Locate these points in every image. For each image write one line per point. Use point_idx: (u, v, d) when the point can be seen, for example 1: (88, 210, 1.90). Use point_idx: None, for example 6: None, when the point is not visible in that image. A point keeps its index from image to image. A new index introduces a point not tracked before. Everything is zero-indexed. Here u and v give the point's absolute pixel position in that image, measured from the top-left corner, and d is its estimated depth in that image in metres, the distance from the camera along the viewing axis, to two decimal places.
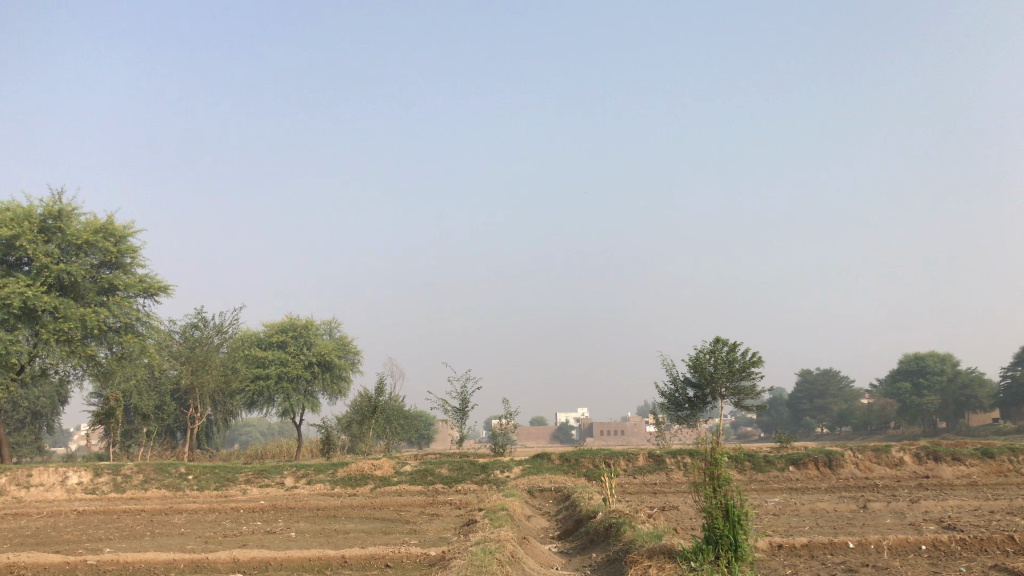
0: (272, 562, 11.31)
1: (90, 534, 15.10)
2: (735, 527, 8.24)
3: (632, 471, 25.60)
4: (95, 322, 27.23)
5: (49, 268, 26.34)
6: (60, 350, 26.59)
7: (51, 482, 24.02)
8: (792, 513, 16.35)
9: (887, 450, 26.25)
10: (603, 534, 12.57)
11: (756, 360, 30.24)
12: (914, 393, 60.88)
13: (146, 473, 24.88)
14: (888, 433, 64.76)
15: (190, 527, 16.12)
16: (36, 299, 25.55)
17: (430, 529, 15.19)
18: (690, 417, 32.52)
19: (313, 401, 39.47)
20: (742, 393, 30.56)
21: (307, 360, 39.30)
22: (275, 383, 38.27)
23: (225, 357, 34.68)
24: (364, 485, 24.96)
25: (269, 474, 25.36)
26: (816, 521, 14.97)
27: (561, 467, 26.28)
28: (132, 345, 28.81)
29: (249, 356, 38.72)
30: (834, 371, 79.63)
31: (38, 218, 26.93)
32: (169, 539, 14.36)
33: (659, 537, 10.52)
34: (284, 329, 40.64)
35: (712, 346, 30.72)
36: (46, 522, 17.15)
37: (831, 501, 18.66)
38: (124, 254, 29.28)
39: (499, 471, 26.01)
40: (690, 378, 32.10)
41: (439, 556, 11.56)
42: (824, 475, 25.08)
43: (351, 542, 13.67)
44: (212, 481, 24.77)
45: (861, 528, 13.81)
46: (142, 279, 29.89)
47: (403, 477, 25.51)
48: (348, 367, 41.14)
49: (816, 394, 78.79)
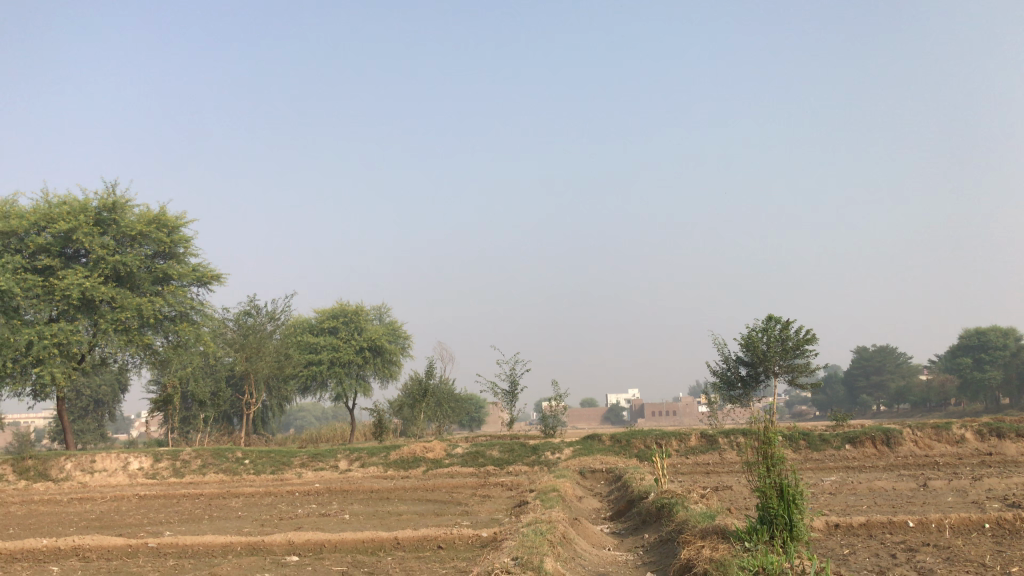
0: (326, 544, 11.43)
1: (151, 517, 15.43)
2: (790, 506, 8.06)
3: (684, 451, 25.39)
4: (151, 311, 27.78)
5: (105, 260, 26.93)
6: (118, 339, 27.20)
7: (113, 468, 24.64)
8: (849, 491, 16.06)
9: (948, 427, 25.62)
10: (655, 514, 12.46)
11: (810, 337, 29.72)
12: (975, 368, 59.43)
13: (204, 458, 25.39)
14: (949, 409, 63.27)
15: (248, 510, 16.41)
16: (94, 290, 26.16)
17: (482, 511, 15.22)
18: (743, 396, 32.14)
19: (365, 385, 39.90)
20: (796, 371, 30.09)
21: (358, 345, 39.69)
22: (328, 368, 38.76)
23: (278, 343, 35.20)
24: (416, 468, 25.17)
25: (323, 458, 25.70)
26: (875, 500, 14.67)
27: (613, 449, 26.15)
28: (187, 333, 29.38)
29: (301, 341, 39.27)
30: (892, 348, 78.02)
31: (93, 211, 27.52)
32: (227, 522, 14.61)
33: (713, 517, 10.37)
34: (335, 315, 41.12)
35: (765, 324, 30.28)
36: (109, 507, 17.60)
37: (890, 479, 18.31)
38: (177, 244, 29.83)
39: (550, 452, 25.98)
40: (742, 357, 31.69)
41: (491, 538, 11.57)
42: (882, 454, 24.59)
43: (404, 524, 13.77)
44: (267, 465, 25.20)
45: (921, 506, 13.49)
46: (195, 268, 30.42)
47: (455, 459, 25.65)
48: (398, 352, 41.43)
49: (872, 370, 77.36)
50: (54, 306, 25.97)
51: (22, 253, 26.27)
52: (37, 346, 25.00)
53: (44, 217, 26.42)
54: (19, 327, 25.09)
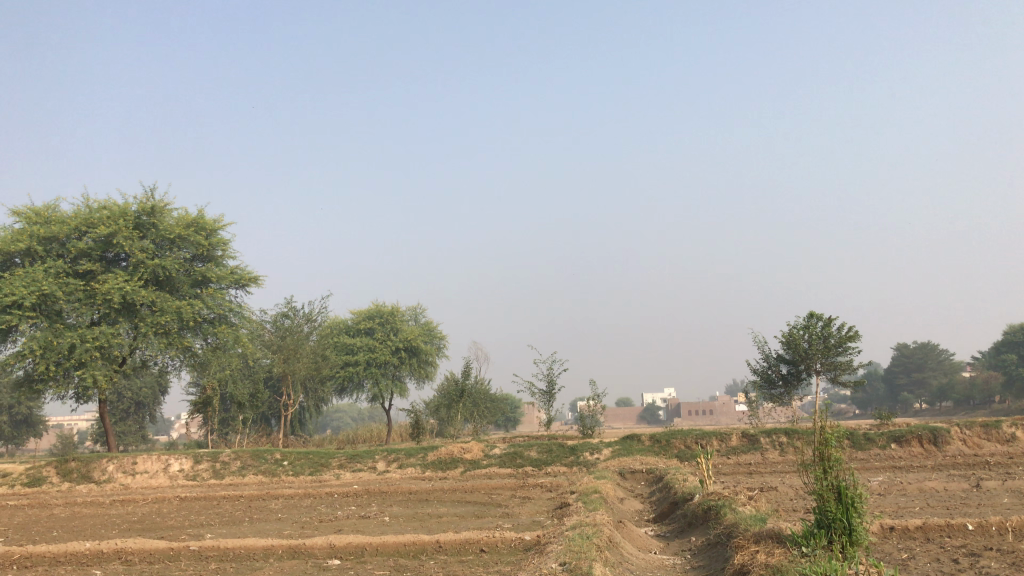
0: (368, 547, 11.31)
1: (192, 520, 15.44)
2: (849, 509, 7.77)
3: (726, 451, 24.98)
4: (190, 314, 27.97)
5: (145, 264, 27.17)
6: (159, 342, 27.40)
7: (155, 469, 24.82)
8: (899, 492, 15.63)
9: (997, 425, 24.92)
10: (702, 517, 12.17)
11: (853, 335, 29.11)
12: (1020, 365, 58.08)
13: (243, 460, 25.47)
14: (994, 407, 61.81)
15: (288, 512, 16.37)
16: (134, 294, 26.39)
17: (523, 513, 15.06)
18: (784, 395, 31.63)
19: (401, 386, 39.88)
20: (838, 369, 29.49)
21: (394, 346, 39.73)
22: (364, 369, 38.82)
23: (314, 345, 35.28)
24: (454, 468, 25.07)
25: (361, 459, 25.67)
26: (927, 501, 14.26)
27: (652, 449, 25.80)
28: (226, 335, 29.59)
29: (338, 342, 39.41)
30: (933, 344, 76.44)
31: (133, 215, 27.77)
32: (268, 524, 14.57)
33: (764, 520, 10.06)
34: (371, 316, 41.23)
35: (806, 321, 29.74)
36: (151, 509, 17.69)
37: (940, 479, 17.82)
38: (215, 247, 30.09)
39: (588, 453, 25.70)
40: (783, 355, 31.14)
41: (534, 541, 11.37)
42: (929, 453, 23.99)
43: (445, 527, 13.62)
44: (306, 466, 25.22)
45: (976, 508, 13.07)
46: (233, 271, 30.67)
47: (492, 460, 25.49)
48: (434, 352, 41.40)
49: (913, 367, 76.11)
50: (95, 309, 26.23)
51: (64, 257, 26.58)
52: (80, 349, 25.29)
53: (84, 221, 26.72)
54: (61, 331, 25.37)
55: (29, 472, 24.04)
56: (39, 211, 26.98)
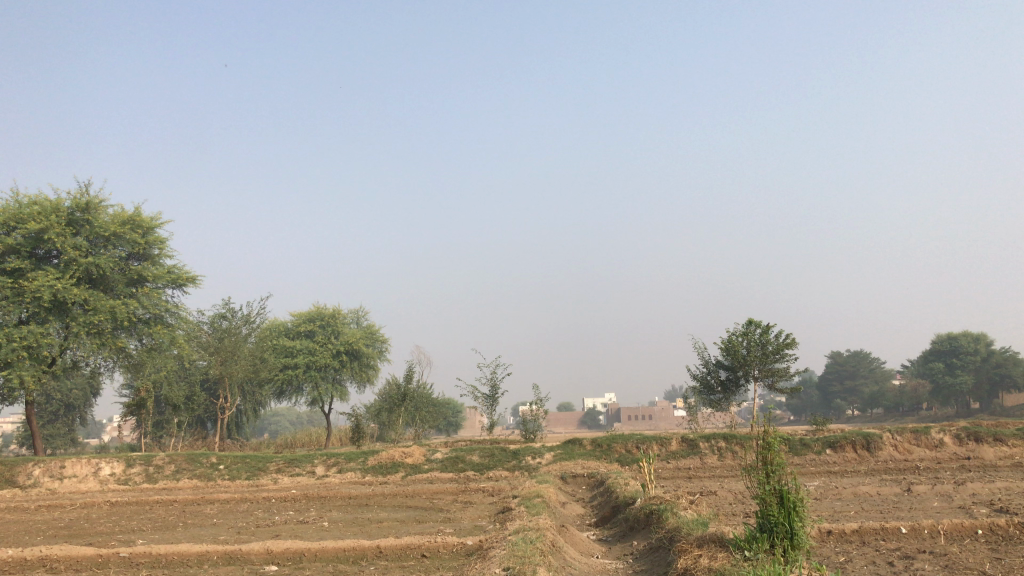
0: (306, 553, 11.06)
1: (123, 525, 14.95)
2: (790, 513, 7.86)
3: (665, 455, 25.19)
4: (125, 314, 27.22)
5: (78, 262, 26.35)
6: (91, 343, 26.58)
7: (84, 474, 24.06)
8: (835, 497, 15.91)
9: (927, 432, 25.60)
10: (643, 521, 12.20)
11: (790, 342, 29.65)
12: (947, 373, 60.01)
13: (178, 464, 24.85)
14: (921, 414, 63.69)
15: (223, 517, 15.99)
16: (66, 292, 25.56)
17: (465, 518, 14.93)
18: (723, 400, 32.03)
19: (341, 390, 39.39)
20: (776, 376, 29.99)
21: (335, 349, 39.23)
22: (304, 372, 38.23)
23: (253, 347, 34.62)
24: (395, 473, 24.81)
25: (300, 463, 25.26)
26: (861, 505, 14.54)
27: (594, 453, 25.91)
28: (162, 336, 28.87)
29: (278, 345, 38.76)
30: (865, 352, 78.45)
31: (66, 211, 26.92)
32: (202, 530, 14.19)
33: (706, 524, 10.11)
34: (312, 318, 40.67)
35: (745, 328, 30.21)
36: (79, 514, 17.13)
37: (873, 484, 18.21)
38: (152, 245, 29.34)
39: (530, 457, 25.69)
40: (722, 361, 31.56)
41: (476, 546, 11.26)
42: (862, 459, 24.52)
43: (386, 532, 13.42)
44: (243, 470, 24.71)
45: (908, 512, 13.38)
46: (170, 270, 29.95)
47: (434, 464, 25.30)
48: (376, 356, 40.99)
49: (846, 375, 77.88)
50: (24, 308, 25.33)
51: None
52: (7, 349, 24.39)
53: (14, 216, 25.82)
54: None
55: None
56: None
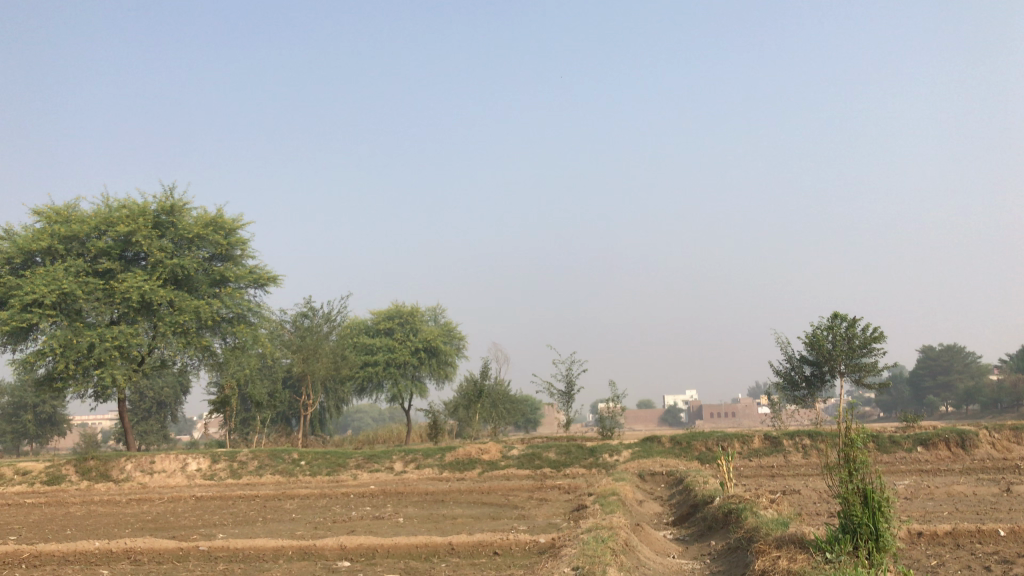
0: (379, 549, 11.07)
1: (205, 519, 15.30)
2: (875, 514, 7.46)
3: (747, 453, 24.58)
4: (208, 313, 27.94)
5: (164, 263, 27.17)
6: (177, 342, 27.36)
7: (172, 469, 24.77)
8: (927, 497, 15.24)
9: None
10: (721, 520, 11.84)
11: (878, 336, 28.59)
12: None
13: (261, 460, 25.38)
14: (1022, 410, 60.80)
15: (302, 513, 16.19)
16: (153, 293, 26.36)
17: (540, 515, 14.77)
18: (807, 397, 31.09)
19: (421, 387, 39.68)
20: (863, 371, 28.94)
21: (413, 346, 39.57)
22: (383, 369, 38.70)
23: (334, 345, 35.16)
24: (472, 469, 24.82)
25: (379, 460, 25.51)
26: (955, 506, 13.84)
27: (673, 451, 25.44)
28: (245, 335, 29.57)
29: (358, 343, 39.29)
30: (959, 346, 75.29)
31: (152, 214, 27.77)
32: (281, 525, 14.39)
33: (787, 525, 9.71)
34: (391, 316, 41.06)
35: (830, 322, 29.25)
36: (165, 508, 17.61)
37: (969, 484, 17.37)
38: (234, 246, 30.08)
39: (607, 454, 25.38)
40: (806, 357, 30.64)
41: (549, 544, 11.09)
42: (957, 457, 23.44)
43: (459, 529, 13.37)
44: (324, 466, 25.08)
45: (1008, 514, 12.68)
46: (252, 270, 30.64)
47: (511, 461, 25.22)
48: (454, 353, 41.21)
49: (939, 370, 74.97)
50: (114, 309, 26.24)
51: (84, 256, 26.62)
52: (99, 349, 25.27)
53: (104, 220, 26.73)
54: (80, 329, 25.39)
55: (48, 470, 24.02)
56: (60, 210, 27.04)
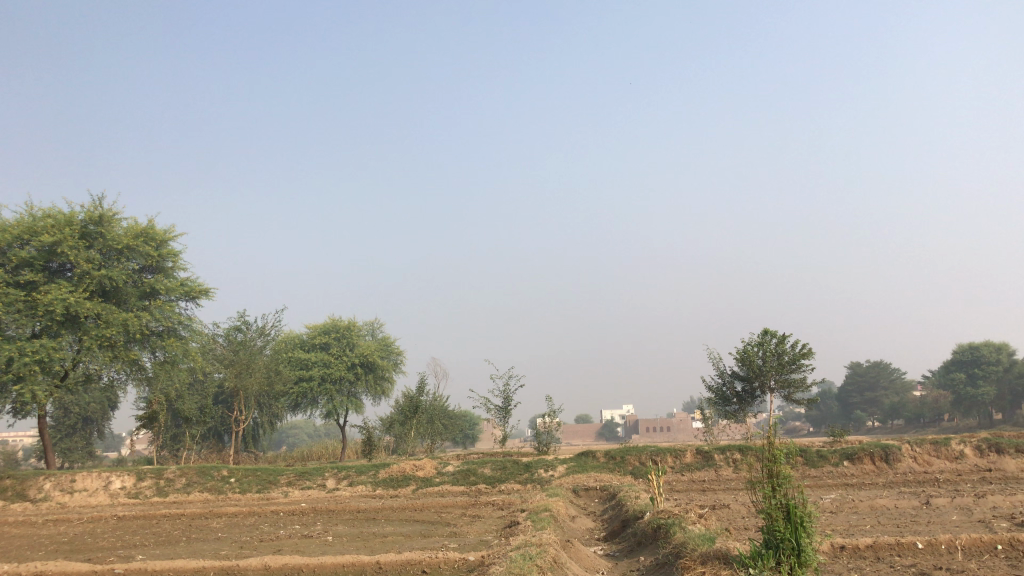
0: (304, 569, 10.84)
1: (126, 540, 14.80)
2: (797, 528, 7.58)
3: (680, 468, 24.82)
4: (137, 326, 27.18)
5: (91, 274, 26.35)
6: (103, 355, 26.54)
7: (94, 487, 23.96)
8: (851, 510, 15.58)
9: (947, 443, 25.16)
10: (651, 536, 11.91)
11: (806, 352, 29.24)
12: (968, 384, 59.06)
13: (188, 477, 24.71)
14: (943, 425, 62.79)
15: (228, 532, 15.80)
16: (78, 305, 25.53)
17: (472, 532, 14.68)
18: (738, 411, 31.57)
19: (356, 403, 39.21)
20: (792, 387, 29.54)
21: (349, 361, 39.12)
22: (318, 384, 38.10)
23: (268, 359, 34.51)
24: (406, 486, 24.55)
25: (311, 476, 25.06)
26: (878, 519, 14.18)
27: (607, 466, 25.56)
28: (175, 349, 28.84)
29: (292, 358, 38.61)
30: (885, 364, 77.50)
31: (79, 224, 26.96)
32: (205, 544, 14.02)
33: (714, 540, 9.77)
34: (327, 331, 40.55)
35: (761, 338, 29.81)
36: (84, 529, 16.99)
37: (891, 497, 17.84)
38: (166, 258, 29.39)
39: (542, 470, 25.37)
40: (737, 373, 31.15)
41: (478, 562, 11.00)
42: (881, 471, 24.04)
43: (389, 547, 13.18)
44: (254, 483, 24.54)
45: (927, 526, 13.04)
46: (183, 282, 29.95)
47: (445, 477, 25.03)
48: (391, 368, 40.90)
49: (866, 386, 76.95)
50: (36, 321, 25.33)
51: (5, 266, 25.67)
52: (19, 363, 24.32)
53: (28, 229, 25.84)
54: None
55: None
56: None
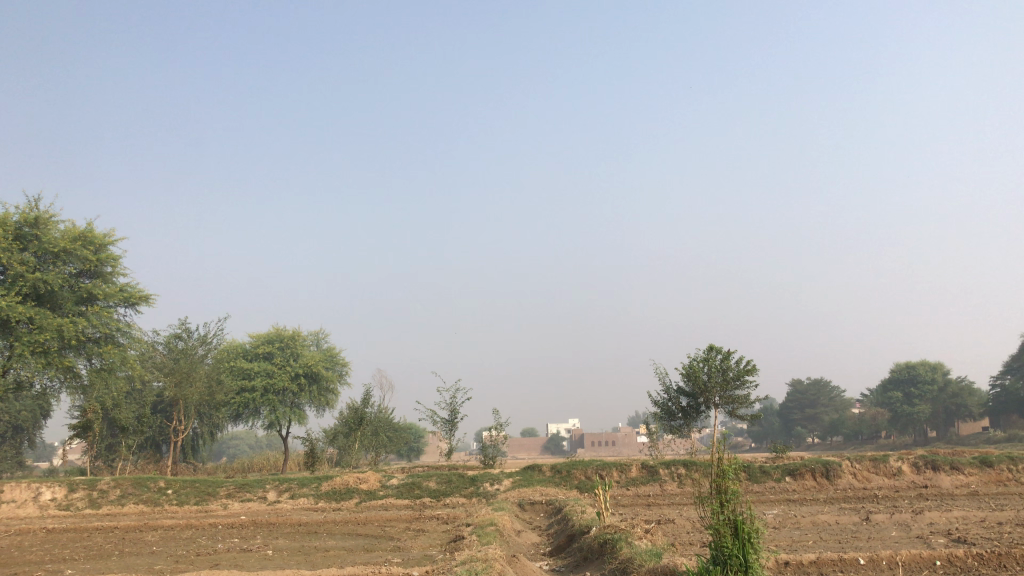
0: None
1: (55, 554, 14.23)
2: (745, 545, 7.56)
3: (625, 482, 24.87)
4: (73, 332, 26.34)
5: (24, 277, 25.50)
6: (36, 362, 25.66)
7: (23, 499, 23.09)
8: (793, 526, 15.73)
9: (885, 460, 25.64)
10: (597, 551, 11.84)
11: (750, 368, 29.59)
12: (905, 403, 60.36)
13: (123, 488, 23.97)
14: (880, 442, 64.25)
15: (163, 545, 15.31)
16: (11, 310, 24.65)
17: (415, 546, 14.46)
18: (683, 426, 31.77)
19: (300, 414, 38.58)
20: (736, 403, 29.83)
21: (293, 372, 38.47)
22: (261, 395, 37.35)
23: (210, 369, 33.75)
24: (349, 499, 24.14)
25: (251, 489, 24.51)
26: (819, 535, 14.36)
27: (553, 480, 25.49)
28: (112, 356, 28.01)
29: (234, 367, 37.81)
30: (825, 381, 79.03)
31: (13, 226, 26.09)
32: (139, 558, 13.55)
33: (660, 556, 9.73)
34: (270, 340, 39.85)
35: (706, 354, 30.08)
36: (10, 542, 16.31)
37: (832, 513, 18.08)
38: (105, 263, 28.60)
39: (488, 483, 25.19)
40: (683, 388, 31.36)
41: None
42: (821, 486, 24.36)
43: (330, 561, 12.88)
44: (192, 495, 23.89)
45: (867, 542, 13.23)
46: (123, 288, 29.15)
47: (389, 490, 24.69)
48: (335, 379, 40.37)
49: (806, 403, 78.25)
50: None
51: None
52: None
53: None
54: None
55: None
56: None
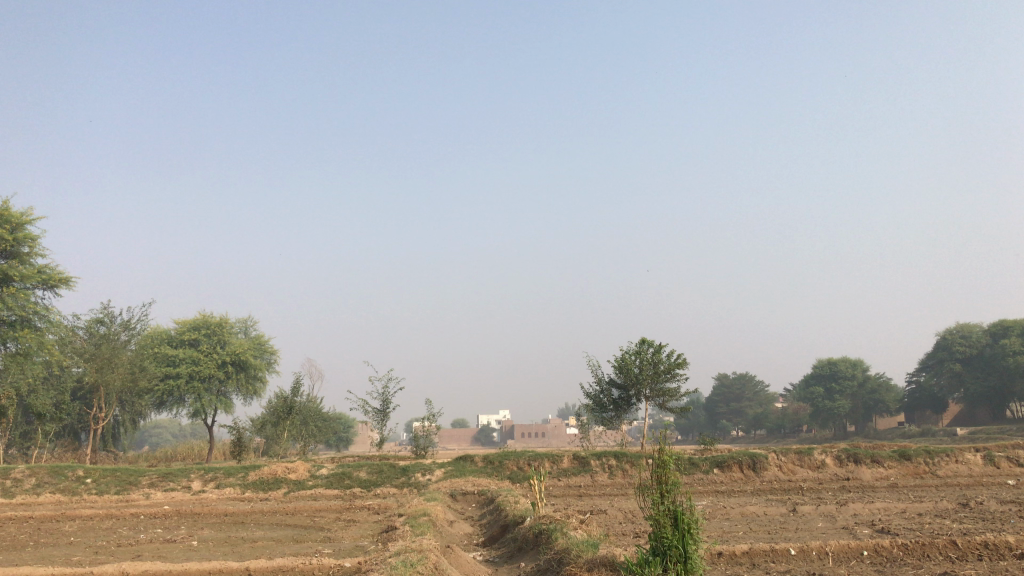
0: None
1: None
2: (685, 535, 7.57)
3: (557, 472, 24.91)
4: None
5: None
6: None
7: None
8: (724, 517, 15.99)
9: (810, 453, 26.25)
10: (532, 541, 11.74)
11: (681, 362, 29.99)
12: (826, 398, 61.95)
13: (39, 477, 23.04)
14: (802, 435, 66.02)
15: (81, 536, 14.70)
16: None
17: (346, 537, 14.17)
18: (614, 419, 31.88)
19: (226, 402, 37.72)
20: (666, 395, 30.19)
21: (220, 360, 37.51)
22: (186, 382, 36.33)
23: (133, 355, 32.65)
24: (277, 489, 23.64)
25: (175, 478, 23.82)
26: (748, 525, 14.62)
27: (485, 470, 25.40)
28: (29, 341, 26.94)
29: (158, 353, 36.59)
30: (751, 376, 80.47)
31: None
32: (56, 549, 12.97)
33: (597, 546, 9.72)
34: (196, 327, 38.76)
35: (638, 346, 30.37)
36: None
37: (760, 504, 18.39)
38: (22, 243, 27.44)
39: (420, 474, 24.96)
40: (615, 380, 31.54)
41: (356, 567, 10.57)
42: (748, 478, 24.81)
43: (259, 553, 12.52)
44: (112, 484, 23.09)
45: (796, 532, 13.51)
46: (41, 269, 28.03)
47: (319, 480, 24.26)
48: (263, 368, 39.55)
49: (732, 397, 79.87)
50: None
51: None
52: None
53: None
54: None
55: None
56: None
